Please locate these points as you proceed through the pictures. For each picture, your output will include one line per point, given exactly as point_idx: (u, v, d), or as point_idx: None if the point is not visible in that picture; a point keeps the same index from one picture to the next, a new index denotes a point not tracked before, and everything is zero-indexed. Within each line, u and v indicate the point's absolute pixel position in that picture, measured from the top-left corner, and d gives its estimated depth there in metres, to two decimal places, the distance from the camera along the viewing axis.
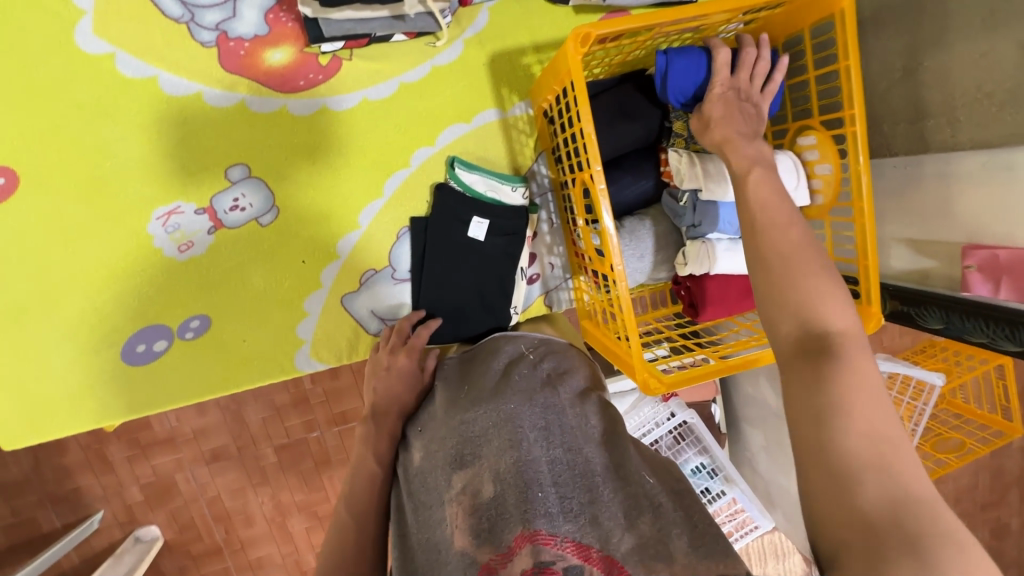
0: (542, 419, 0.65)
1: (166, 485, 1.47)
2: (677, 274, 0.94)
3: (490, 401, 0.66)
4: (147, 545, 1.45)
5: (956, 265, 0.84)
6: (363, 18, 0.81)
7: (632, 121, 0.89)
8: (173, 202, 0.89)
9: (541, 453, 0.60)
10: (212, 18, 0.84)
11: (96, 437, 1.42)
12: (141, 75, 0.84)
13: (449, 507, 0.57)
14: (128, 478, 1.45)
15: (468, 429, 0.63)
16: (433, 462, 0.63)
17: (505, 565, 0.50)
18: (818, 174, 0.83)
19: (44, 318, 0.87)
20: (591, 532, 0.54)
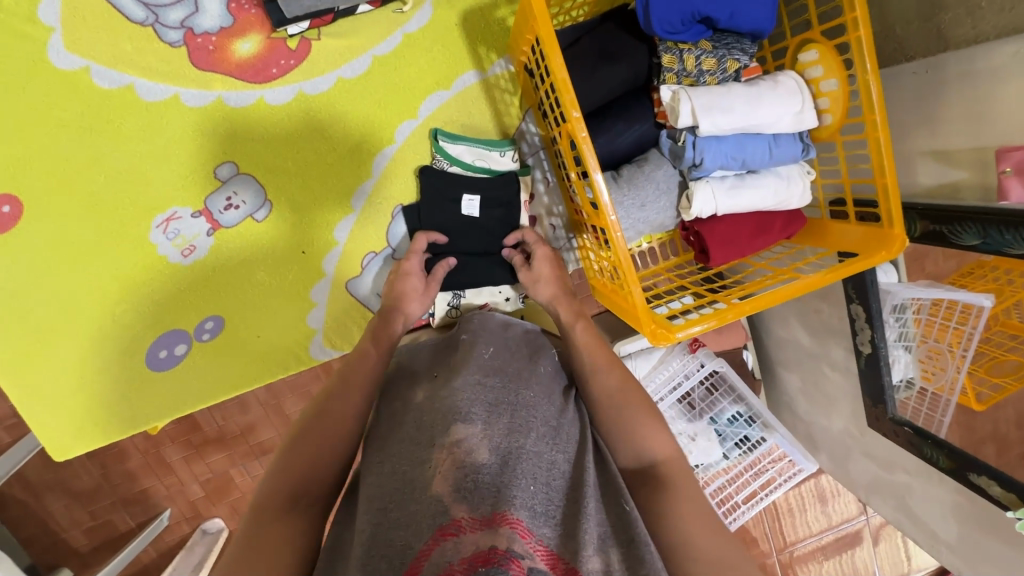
0: (552, 420, 0.67)
1: (223, 480, 1.56)
2: (683, 220, 0.89)
3: (510, 385, 0.68)
4: (215, 536, 1.55)
5: (990, 171, 0.77)
6: None
7: (614, 64, 0.83)
8: (170, 209, 0.90)
9: (543, 449, 0.62)
10: (176, 16, 0.82)
11: (152, 442, 1.50)
12: (118, 86, 0.84)
13: (440, 453, 0.58)
14: (188, 477, 1.54)
15: (488, 395, 0.66)
16: (434, 406, 0.65)
17: (477, 529, 0.49)
18: (825, 92, 0.77)
19: (75, 335, 0.91)
20: (561, 543, 0.53)
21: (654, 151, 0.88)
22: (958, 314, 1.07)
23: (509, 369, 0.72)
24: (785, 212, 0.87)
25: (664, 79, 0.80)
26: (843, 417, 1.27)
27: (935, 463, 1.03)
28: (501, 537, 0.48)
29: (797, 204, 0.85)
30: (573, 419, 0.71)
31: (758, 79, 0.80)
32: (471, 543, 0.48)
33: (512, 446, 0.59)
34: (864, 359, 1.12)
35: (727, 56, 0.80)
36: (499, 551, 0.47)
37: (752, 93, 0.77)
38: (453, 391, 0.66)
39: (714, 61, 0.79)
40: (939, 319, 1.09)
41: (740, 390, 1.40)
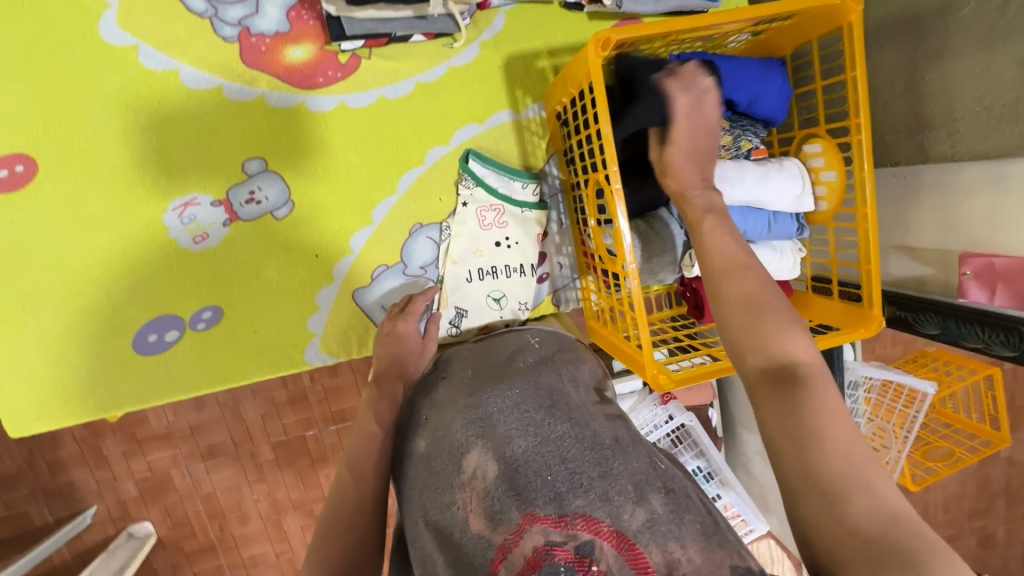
0: (548, 399, 0.67)
1: (161, 481, 1.47)
2: (684, 276, 0.96)
3: (494, 387, 0.68)
4: (140, 541, 1.44)
5: (952, 271, 0.87)
6: (384, 18, 0.82)
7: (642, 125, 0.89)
8: (190, 194, 0.90)
9: (550, 434, 0.63)
10: (235, 14, 0.85)
11: (93, 431, 1.41)
12: (163, 68, 0.85)
13: (462, 490, 0.61)
14: (122, 473, 1.45)
15: (478, 412, 0.66)
16: (436, 446, 0.65)
17: (519, 541, 0.55)
18: (823, 181, 0.86)
19: (56, 305, 0.88)
20: (602, 507, 0.56)
21: (663, 209, 0.94)
22: (905, 398, 1.16)
23: (486, 375, 0.71)
24: (774, 281, 0.95)
25: None
26: None
27: None
28: (536, 538, 0.54)
29: (785, 276, 0.93)
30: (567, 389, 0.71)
31: (766, 161, 0.89)
32: (518, 559, 0.54)
33: (523, 450, 0.61)
34: None
35: (742, 136, 0.88)
36: (541, 549, 0.53)
37: (762, 173, 0.86)
38: (445, 420, 0.67)
39: (730, 138, 0.88)
40: (889, 400, 1.18)
41: (703, 445, 1.45)
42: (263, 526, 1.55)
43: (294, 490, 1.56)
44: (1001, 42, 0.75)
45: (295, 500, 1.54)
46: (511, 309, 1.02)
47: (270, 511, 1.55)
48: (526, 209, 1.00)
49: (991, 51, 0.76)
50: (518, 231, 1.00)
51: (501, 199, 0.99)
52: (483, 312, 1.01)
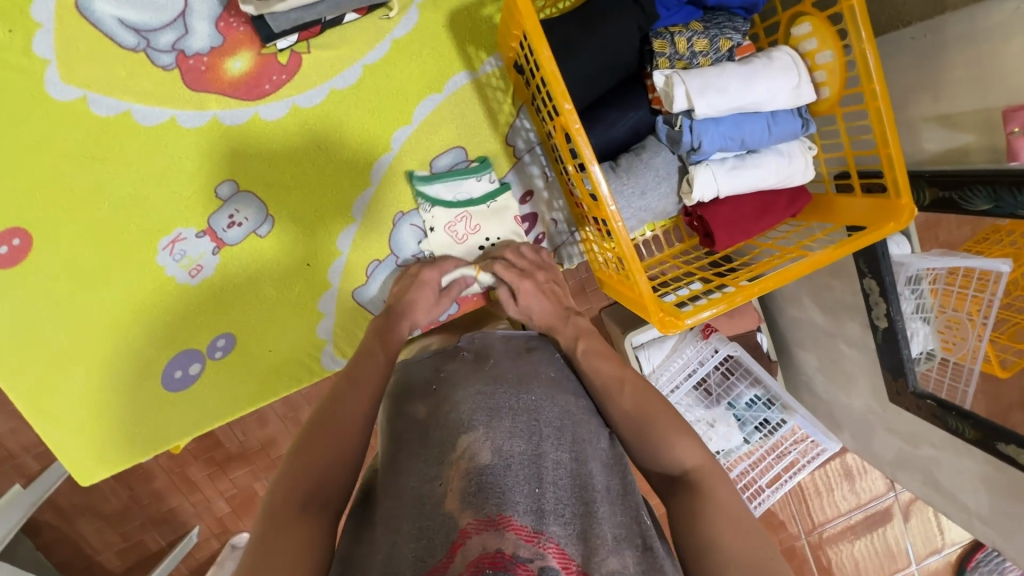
0: (557, 421, 0.66)
1: (248, 494, 1.57)
2: (686, 206, 0.88)
3: (514, 386, 0.68)
4: None
5: (997, 132, 0.75)
6: (307, 4, 0.77)
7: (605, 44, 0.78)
8: (175, 230, 0.91)
9: (549, 451, 0.62)
10: (167, 40, 0.83)
11: (177, 461, 1.52)
12: (115, 112, 0.85)
13: (449, 467, 0.59)
14: (213, 493, 1.56)
15: (491, 400, 0.65)
16: (440, 420, 0.65)
17: (481, 531, 0.50)
18: (820, 65, 0.75)
19: (88, 360, 0.93)
20: (574, 544, 0.53)
21: (650, 138, 0.86)
22: (976, 282, 1.06)
23: (509, 373, 0.71)
24: (788, 190, 0.85)
25: (657, 65, 0.79)
26: (862, 393, 1.26)
27: (961, 435, 1.01)
28: (506, 541, 0.49)
29: (800, 181, 0.84)
30: (581, 420, 0.70)
31: (752, 57, 0.78)
32: (477, 547, 0.49)
33: (516, 454, 0.59)
34: (881, 333, 1.10)
35: (719, 35, 0.77)
36: (505, 555, 0.48)
37: (747, 72, 0.76)
38: (456, 399, 0.66)
39: (706, 42, 0.77)
40: (956, 288, 1.08)
41: (756, 373, 1.37)
42: None
43: None
44: None
45: None
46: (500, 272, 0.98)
47: None
48: (491, 201, 0.97)
49: None
50: (495, 227, 0.98)
51: (478, 168, 0.96)
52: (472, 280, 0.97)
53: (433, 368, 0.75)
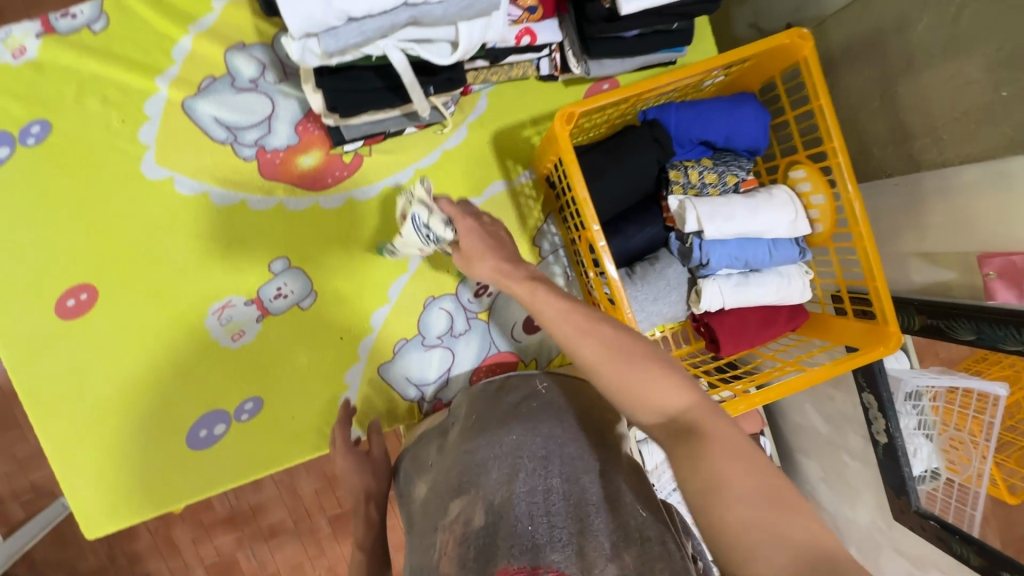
0: (541, 450, 0.69)
1: (228, 564, 1.52)
2: (694, 313, 0.96)
3: (494, 433, 0.73)
4: None
5: (975, 273, 0.83)
6: (378, 120, 0.90)
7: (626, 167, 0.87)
8: (226, 297, 0.99)
9: (537, 483, 0.66)
10: (252, 136, 0.97)
11: (164, 521, 1.50)
12: (196, 192, 0.97)
13: (445, 532, 0.65)
14: (193, 560, 1.51)
15: (474, 458, 0.71)
16: (436, 489, 0.73)
17: None
18: (814, 205, 0.86)
19: (120, 409, 0.98)
20: (574, 566, 0.58)
21: (663, 250, 0.96)
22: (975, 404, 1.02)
23: (489, 423, 0.76)
24: (789, 306, 0.94)
25: (672, 191, 0.90)
26: (867, 508, 1.24)
27: (966, 561, 0.99)
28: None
29: (798, 300, 0.92)
30: (569, 441, 0.72)
31: (755, 191, 0.90)
32: None
33: (503, 503, 0.64)
34: (882, 448, 1.13)
35: (726, 172, 0.90)
36: None
37: (751, 204, 0.87)
38: (444, 466, 0.74)
39: (715, 176, 0.90)
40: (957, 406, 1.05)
41: None
42: None
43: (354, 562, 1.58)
44: (965, 50, 0.73)
45: None
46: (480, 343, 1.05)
47: None
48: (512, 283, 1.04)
49: (958, 58, 0.74)
50: (513, 312, 1.06)
51: None
52: (462, 361, 1.06)
53: (430, 440, 0.85)
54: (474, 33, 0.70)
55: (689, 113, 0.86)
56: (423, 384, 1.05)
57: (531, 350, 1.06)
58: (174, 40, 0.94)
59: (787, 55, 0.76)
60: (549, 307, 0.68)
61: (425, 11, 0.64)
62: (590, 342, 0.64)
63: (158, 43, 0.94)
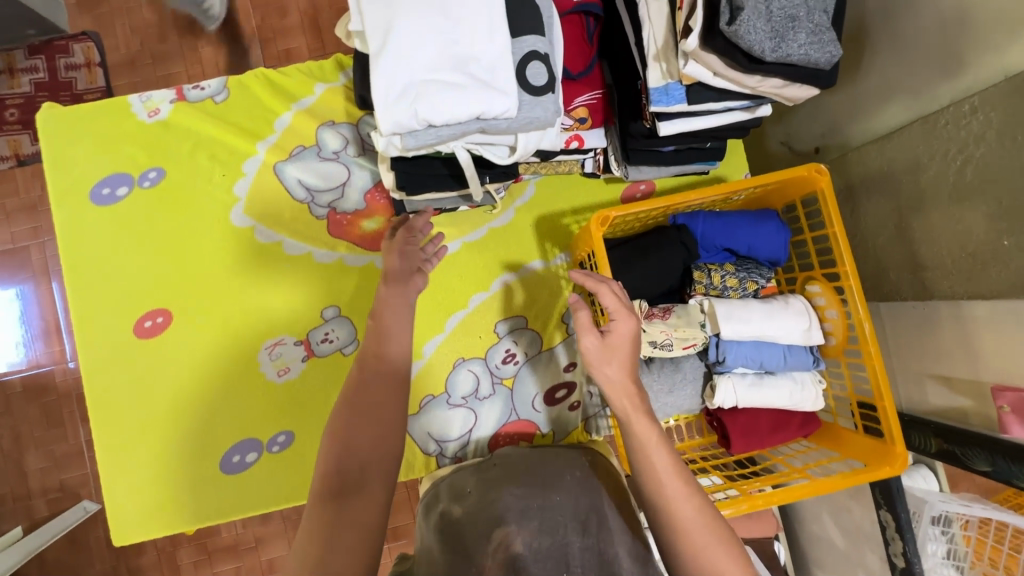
0: (582, 517, 0.79)
1: None
2: (708, 406, 1.00)
3: (541, 489, 0.83)
4: None
5: (990, 404, 0.86)
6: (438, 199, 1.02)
7: (653, 262, 0.95)
8: (279, 336, 1.10)
9: (574, 538, 0.75)
10: (327, 199, 1.11)
11: (170, 541, 1.55)
12: (270, 241, 1.11)
13: (487, 559, 0.72)
14: None
15: (521, 503, 0.80)
16: (475, 519, 0.79)
17: None
18: (829, 318, 0.91)
19: (168, 425, 1.07)
20: None
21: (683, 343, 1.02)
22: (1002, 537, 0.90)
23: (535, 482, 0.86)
24: (801, 412, 0.97)
25: (695, 288, 0.98)
26: None
27: None
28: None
29: (811, 408, 0.96)
30: (604, 513, 0.82)
31: (773, 298, 0.96)
32: None
33: (545, 547, 0.73)
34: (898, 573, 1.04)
35: (747, 277, 0.97)
36: None
37: (767, 311, 0.93)
38: (491, 500, 0.82)
39: (736, 280, 0.97)
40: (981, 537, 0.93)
41: None
42: None
43: None
44: (968, 199, 0.79)
45: None
46: (498, 407, 1.11)
47: None
48: (538, 354, 1.12)
49: (961, 204, 0.80)
50: (535, 382, 1.11)
51: (536, 335, 1.12)
52: (483, 424, 1.11)
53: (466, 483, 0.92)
54: (531, 140, 0.81)
55: (716, 222, 0.95)
56: (444, 441, 1.10)
57: (548, 421, 1.11)
58: (277, 113, 1.11)
59: (806, 184, 0.84)
60: (608, 380, 0.76)
61: (492, 124, 0.75)
62: (688, 503, 0.68)
63: (263, 114, 1.11)
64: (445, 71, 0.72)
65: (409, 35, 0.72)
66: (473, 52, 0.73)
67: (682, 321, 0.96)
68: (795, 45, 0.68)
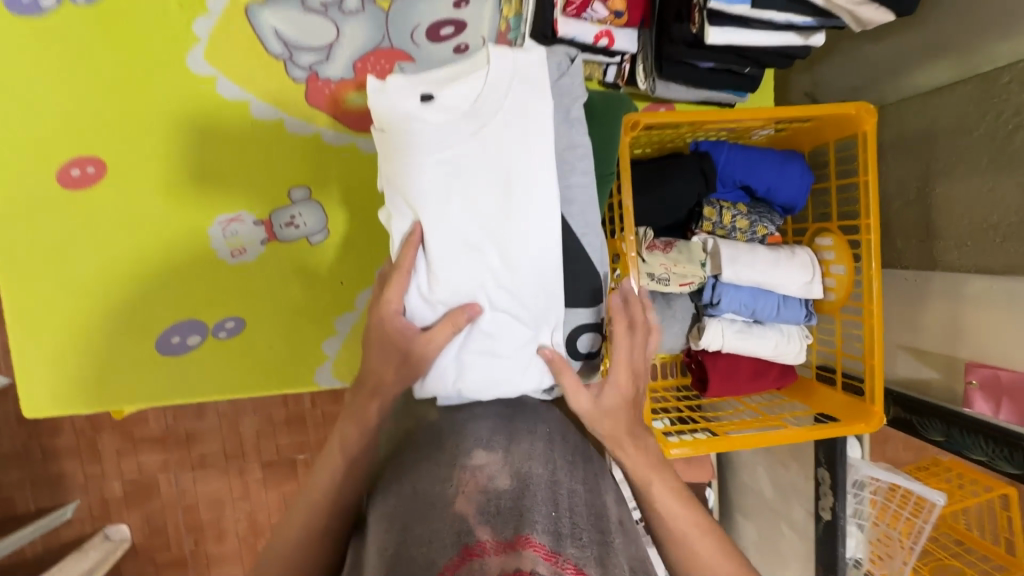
0: (570, 457, 0.62)
1: (147, 484, 1.60)
2: (691, 347, 0.97)
3: (526, 419, 0.65)
4: (114, 545, 1.55)
5: (957, 378, 0.90)
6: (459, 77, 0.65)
7: (669, 185, 0.87)
8: (237, 211, 0.96)
9: (564, 480, 0.57)
10: (307, 59, 0.94)
11: (93, 427, 1.57)
12: (236, 98, 0.94)
13: (461, 473, 0.55)
14: (111, 471, 1.59)
15: (505, 424, 0.63)
16: (454, 428, 0.62)
17: (500, 553, 0.47)
18: (833, 274, 0.89)
19: (97, 291, 0.94)
20: (592, 565, 0.49)
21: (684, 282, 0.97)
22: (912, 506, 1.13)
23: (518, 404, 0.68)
24: (780, 365, 0.97)
25: (702, 226, 0.92)
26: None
27: None
28: (525, 559, 0.46)
29: (791, 361, 0.95)
30: (578, 446, 0.65)
31: (779, 247, 0.92)
32: (495, 566, 0.46)
33: (536, 471, 0.56)
34: (823, 525, 1.21)
35: (759, 222, 0.92)
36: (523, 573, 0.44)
37: (773, 258, 0.89)
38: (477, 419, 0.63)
39: (746, 223, 0.91)
40: (895, 505, 1.16)
41: None
42: (238, 546, 1.66)
43: (275, 513, 1.66)
44: (1007, 167, 0.79)
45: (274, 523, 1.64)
46: None
47: (247, 532, 1.65)
48: None
49: (998, 172, 0.80)
50: None
51: None
52: None
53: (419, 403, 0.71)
54: None
55: (740, 155, 0.89)
56: None
57: None
58: None
59: (848, 124, 0.80)
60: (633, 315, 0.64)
61: None
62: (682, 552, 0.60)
63: None
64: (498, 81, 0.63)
65: (482, 56, 0.66)
66: (548, 74, 0.65)
67: (682, 257, 0.90)
68: None
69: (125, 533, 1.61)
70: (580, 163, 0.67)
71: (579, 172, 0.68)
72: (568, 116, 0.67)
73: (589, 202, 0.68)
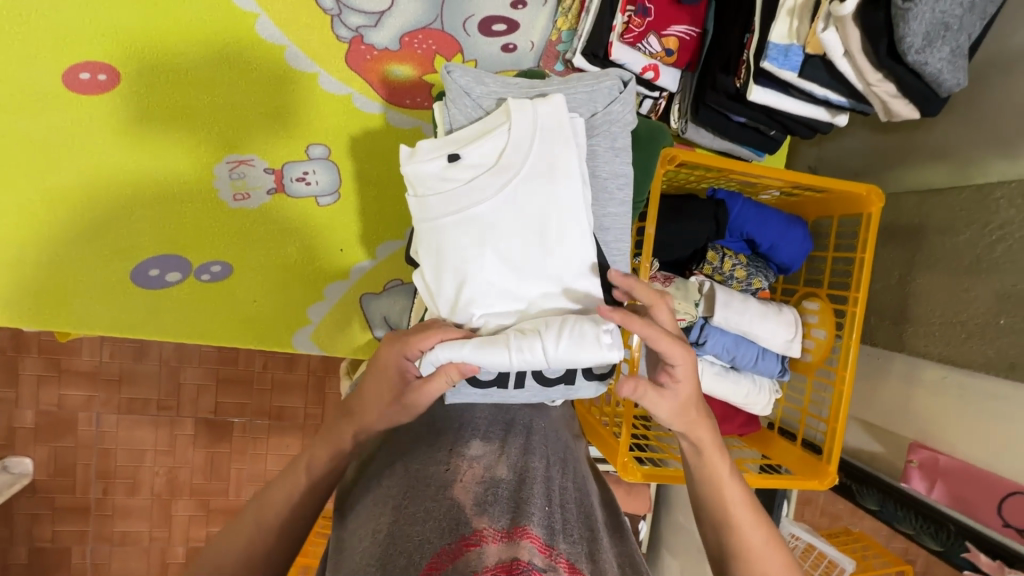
0: (562, 457, 0.63)
1: (64, 420, 1.48)
2: None
3: (520, 420, 0.67)
4: (14, 478, 1.42)
5: (901, 455, 0.97)
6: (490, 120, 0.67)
7: (685, 223, 0.90)
8: (248, 154, 0.93)
9: (556, 477, 0.58)
10: (355, 21, 0.91)
11: (16, 349, 1.44)
12: (273, 41, 0.90)
13: (458, 462, 0.55)
14: (27, 399, 1.46)
15: (503, 424, 0.65)
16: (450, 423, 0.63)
17: (498, 542, 0.45)
18: (813, 336, 0.96)
19: (79, 204, 0.89)
20: (584, 562, 0.48)
21: None
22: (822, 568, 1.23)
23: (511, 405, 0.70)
24: (746, 412, 1.02)
25: (702, 268, 0.96)
26: None
27: None
28: (522, 550, 0.44)
29: (758, 411, 1.00)
30: (568, 450, 0.67)
31: (768, 303, 0.97)
32: (491, 555, 0.44)
33: (530, 466, 0.57)
34: None
35: (755, 274, 0.97)
36: (521, 563, 0.43)
37: (763, 312, 0.94)
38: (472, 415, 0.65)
39: (744, 273, 0.96)
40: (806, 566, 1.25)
41: None
42: (149, 504, 1.54)
43: (198, 475, 1.55)
44: (985, 272, 0.86)
45: (195, 485, 1.54)
46: None
47: (163, 489, 1.54)
48: None
49: (976, 276, 0.88)
50: None
51: None
52: None
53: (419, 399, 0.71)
54: None
55: (752, 209, 0.93)
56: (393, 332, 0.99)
57: None
58: None
59: (856, 204, 0.88)
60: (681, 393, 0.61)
61: None
62: (756, 530, 0.61)
63: None
64: (521, 134, 0.64)
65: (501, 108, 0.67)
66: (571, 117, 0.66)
67: (679, 293, 0.92)
68: (936, 55, 0.68)
69: (26, 468, 1.47)
70: (619, 192, 0.71)
71: (617, 202, 0.71)
72: (615, 144, 0.70)
73: (622, 233, 0.72)
